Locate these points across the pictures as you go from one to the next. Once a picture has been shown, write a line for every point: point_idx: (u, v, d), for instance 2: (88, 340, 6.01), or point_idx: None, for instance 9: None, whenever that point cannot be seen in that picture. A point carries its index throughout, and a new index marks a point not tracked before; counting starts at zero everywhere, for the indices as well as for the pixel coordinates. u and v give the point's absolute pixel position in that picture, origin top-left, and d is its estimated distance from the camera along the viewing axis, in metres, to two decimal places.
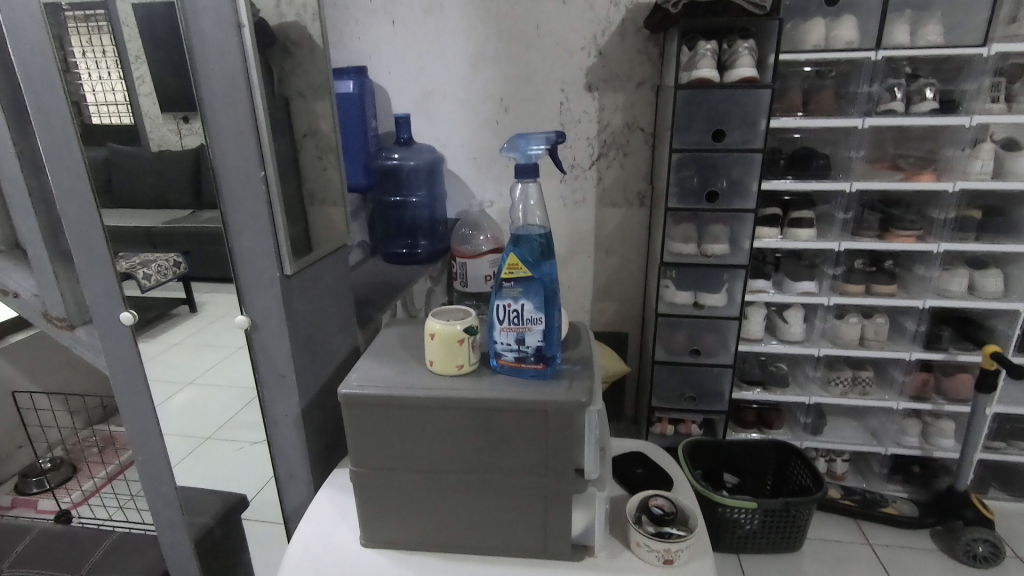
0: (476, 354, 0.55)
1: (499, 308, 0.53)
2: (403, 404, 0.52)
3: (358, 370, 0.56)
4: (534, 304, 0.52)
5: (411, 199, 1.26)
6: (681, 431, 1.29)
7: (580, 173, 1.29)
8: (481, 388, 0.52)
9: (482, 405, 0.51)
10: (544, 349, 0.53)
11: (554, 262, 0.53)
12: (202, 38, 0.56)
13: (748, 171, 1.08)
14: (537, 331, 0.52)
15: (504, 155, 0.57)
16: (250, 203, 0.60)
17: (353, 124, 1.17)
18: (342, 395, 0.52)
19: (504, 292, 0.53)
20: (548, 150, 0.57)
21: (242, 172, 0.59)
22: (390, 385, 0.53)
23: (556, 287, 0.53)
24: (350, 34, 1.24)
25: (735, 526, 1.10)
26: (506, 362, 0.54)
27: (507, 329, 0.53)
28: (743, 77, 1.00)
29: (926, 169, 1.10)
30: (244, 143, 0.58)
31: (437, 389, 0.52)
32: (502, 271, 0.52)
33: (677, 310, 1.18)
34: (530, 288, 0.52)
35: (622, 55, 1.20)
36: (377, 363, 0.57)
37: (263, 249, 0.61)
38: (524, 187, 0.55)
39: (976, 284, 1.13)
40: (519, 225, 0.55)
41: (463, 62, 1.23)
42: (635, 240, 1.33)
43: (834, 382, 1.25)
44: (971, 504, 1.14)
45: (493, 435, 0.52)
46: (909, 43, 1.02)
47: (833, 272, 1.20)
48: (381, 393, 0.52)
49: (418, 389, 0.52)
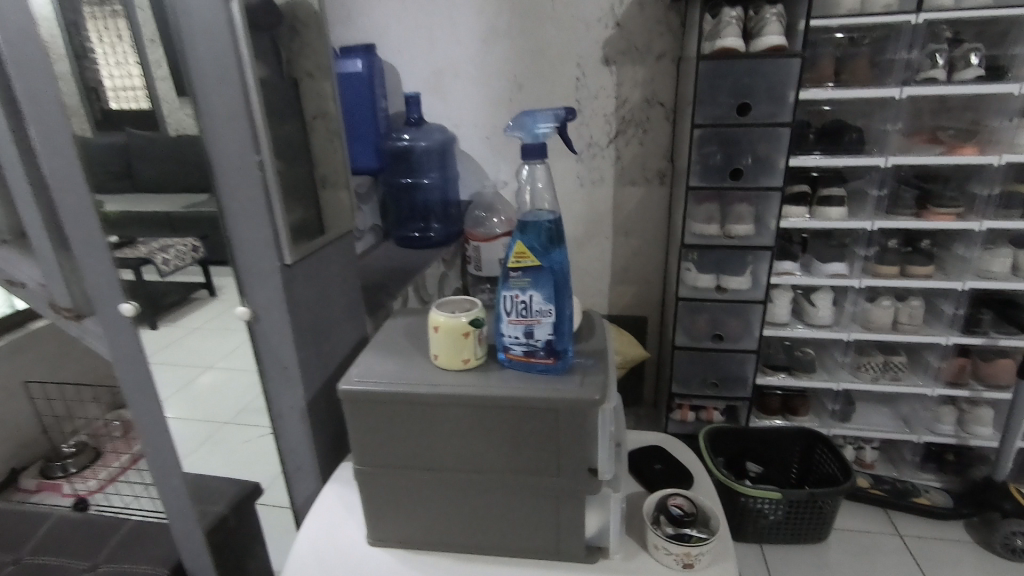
0: (482, 347, 0.52)
1: (505, 299, 0.50)
2: (406, 401, 0.49)
3: (357, 365, 0.53)
4: (543, 296, 0.49)
5: (423, 181, 1.23)
6: (702, 417, 1.26)
7: (598, 151, 1.24)
8: (489, 384, 0.49)
9: (491, 403, 0.48)
10: (555, 342, 0.50)
11: (564, 249, 0.49)
12: (189, 13, 0.52)
13: (775, 146, 1.02)
14: (547, 324, 0.49)
15: (510, 135, 0.53)
16: (245, 190, 0.57)
17: (363, 105, 1.11)
18: (343, 391, 0.50)
19: (511, 282, 0.49)
20: (557, 129, 0.53)
21: (236, 157, 0.56)
22: (393, 380, 0.50)
23: (567, 277, 0.49)
24: (358, 11, 1.20)
25: (758, 517, 1.07)
26: (512, 357, 0.51)
27: (514, 321, 0.50)
28: (770, 46, 0.94)
29: (968, 142, 1.03)
30: (237, 128, 0.55)
31: (442, 384, 0.49)
32: (508, 260, 0.49)
33: (698, 294, 1.14)
34: (539, 278, 0.48)
35: (641, 26, 1.14)
36: (380, 356, 0.54)
37: (261, 238, 0.59)
38: (530, 168, 0.51)
39: (1021, 264, 1.06)
40: (526, 210, 0.51)
41: (475, 37, 1.18)
42: (656, 220, 1.28)
43: (865, 366, 1.19)
44: (1009, 494, 1.08)
45: (503, 433, 0.49)
46: (953, 4, 0.94)
47: (864, 253, 1.12)
48: (383, 390, 0.49)
49: (423, 385, 0.49)
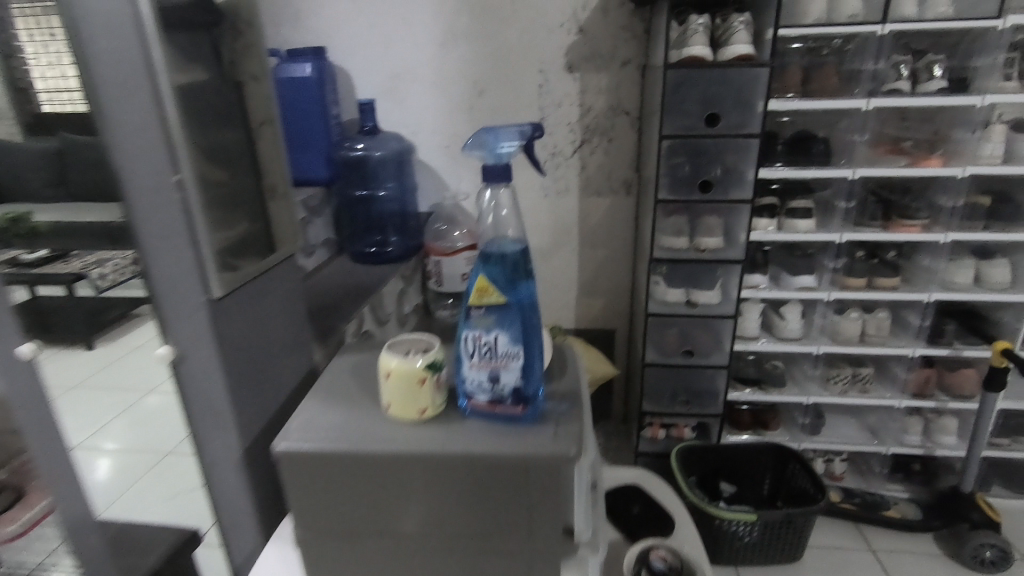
0: (441, 394, 0.46)
1: (466, 340, 0.44)
2: (352, 459, 0.43)
3: (296, 415, 0.46)
4: (509, 337, 0.43)
5: (380, 192, 1.17)
6: (673, 435, 1.21)
7: (563, 161, 1.19)
8: (450, 440, 0.43)
9: (452, 461, 0.42)
10: (523, 389, 0.44)
11: (533, 283, 0.44)
12: (90, 10, 0.45)
13: (743, 156, 0.99)
14: (514, 368, 0.43)
15: (469, 155, 0.48)
16: (161, 214, 0.50)
17: (313, 111, 1.05)
18: (279, 452, 0.43)
19: (473, 321, 0.44)
20: (523, 147, 0.49)
21: (149, 177, 0.49)
22: (337, 436, 0.44)
23: (536, 314, 0.44)
24: (306, 10, 1.12)
25: (734, 538, 1.03)
26: (476, 406, 0.45)
27: (477, 365, 0.44)
28: (738, 55, 0.91)
29: (931, 153, 1.02)
30: (151, 144, 0.48)
31: (395, 441, 0.43)
32: (470, 296, 0.43)
33: (668, 309, 1.10)
34: (504, 316, 0.43)
35: (605, 32, 1.10)
36: (324, 406, 0.48)
37: (183, 268, 0.51)
38: (493, 192, 0.46)
39: (983, 275, 1.07)
40: (489, 238, 0.46)
41: (431, 40, 1.12)
42: (622, 231, 1.24)
43: (834, 379, 1.18)
44: (976, 505, 1.09)
45: (466, 495, 0.43)
46: (917, 15, 0.93)
47: (832, 265, 1.12)
48: (326, 449, 0.43)
49: (373, 442, 0.43)
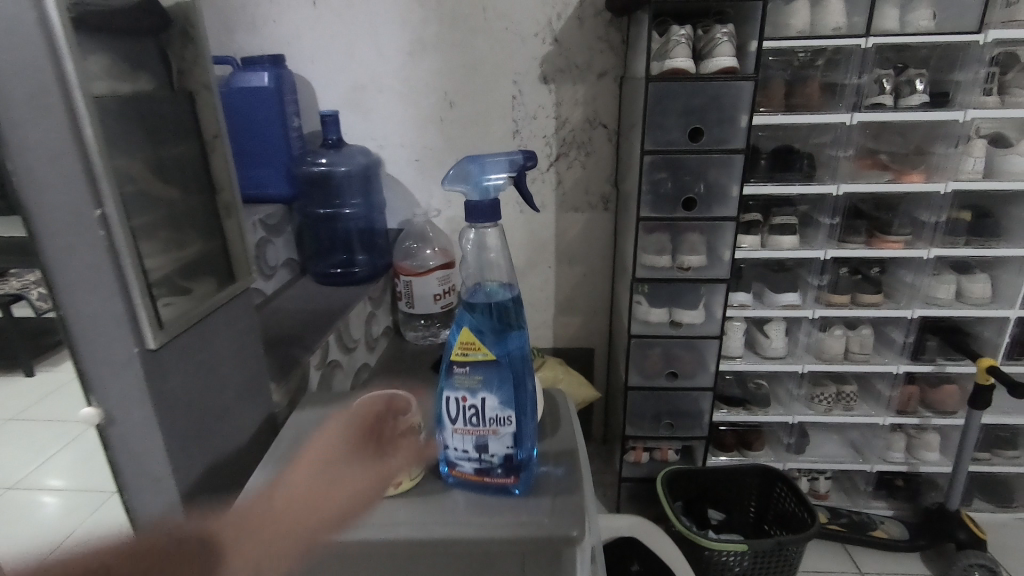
0: (416, 465, 0.47)
1: (450, 401, 0.45)
2: (327, 547, 0.42)
3: (248, 493, 0.46)
4: (498, 400, 0.44)
5: (345, 209, 1.07)
6: (657, 457, 1.17)
7: (538, 175, 1.14)
8: (428, 521, 0.43)
9: (428, 544, 0.42)
10: (514, 456, 0.44)
11: (521, 339, 0.45)
12: None
13: (727, 173, 0.95)
14: (502, 433, 0.44)
15: (453, 187, 0.50)
16: (82, 256, 0.43)
17: (271, 124, 0.98)
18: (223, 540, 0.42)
19: (458, 383, 0.44)
20: (507, 181, 0.50)
21: (67, 212, 0.42)
22: (295, 520, 0.43)
23: (524, 375, 0.45)
24: (261, 16, 1.04)
25: (723, 570, 0.99)
26: (462, 472, 0.45)
27: (461, 429, 0.44)
28: (722, 68, 0.88)
29: (913, 168, 1.01)
30: (66, 174, 0.41)
31: (366, 522, 0.43)
32: (453, 353, 0.44)
33: (650, 330, 1.06)
34: (491, 378, 0.44)
35: (581, 42, 1.05)
36: (286, 484, 0.47)
37: (110, 316, 0.45)
38: (478, 232, 0.49)
39: (964, 290, 1.06)
40: (473, 287, 0.49)
41: (398, 49, 1.05)
42: (601, 248, 1.19)
43: (818, 398, 1.16)
44: (962, 523, 1.08)
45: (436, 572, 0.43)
46: (899, 29, 0.92)
47: (817, 283, 1.09)
48: (281, 536, 0.42)
49: (337, 527, 0.42)
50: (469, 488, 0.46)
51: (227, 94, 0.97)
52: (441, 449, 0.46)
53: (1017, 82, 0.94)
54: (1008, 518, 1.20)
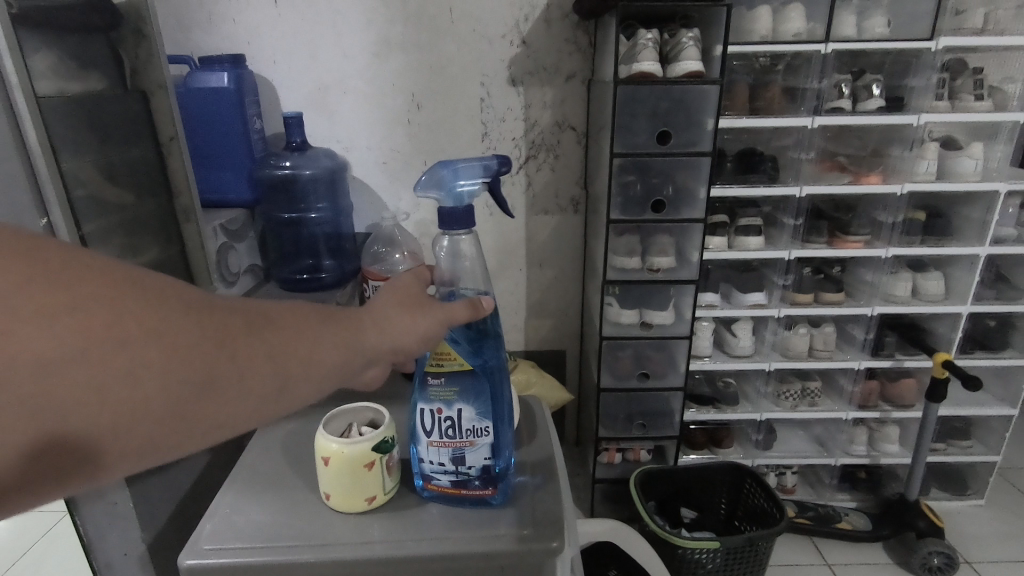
0: (389, 479, 0.44)
1: (425, 412, 0.44)
2: (293, 569, 0.40)
3: (211, 516, 0.43)
4: (475, 410, 0.44)
5: (311, 214, 1.05)
6: (629, 457, 1.18)
7: (507, 178, 1.13)
8: (403, 537, 0.42)
9: (404, 560, 0.41)
10: (492, 467, 0.44)
11: (498, 348, 0.45)
12: None
13: (694, 175, 0.96)
14: (479, 445, 0.44)
15: (426, 192, 0.51)
16: None
17: (231, 127, 0.95)
18: (185, 566, 0.40)
19: (433, 395, 0.44)
20: (482, 184, 0.51)
21: None
22: (264, 542, 0.41)
23: (501, 385, 0.45)
24: (220, 14, 1.01)
25: (696, 567, 1.00)
26: (437, 482, 0.45)
27: (437, 441, 0.44)
28: (688, 71, 0.89)
29: (871, 170, 1.04)
30: None
31: (339, 540, 0.41)
32: (427, 365, 0.43)
33: (622, 331, 1.06)
34: (467, 388, 0.43)
35: (549, 44, 1.05)
36: (250, 504, 0.44)
37: None
38: (452, 239, 0.48)
39: (920, 287, 1.10)
40: (444, 292, 0.49)
41: (363, 50, 1.03)
42: (571, 250, 1.19)
43: (784, 395, 1.18)
44: (922, 513, 1.12)
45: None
46: (856, 35, 0.94)
47: (782, 282, 1.11)
48: (249, 559, 0.40)
49: (309, 546, 0.41)
50: (445, 501, 0.45)
51: (184, 94, 0.93)
52: (415, 461, 0.46)
53: (965, 88, 0.98)
54: (962, 506, 1.25)
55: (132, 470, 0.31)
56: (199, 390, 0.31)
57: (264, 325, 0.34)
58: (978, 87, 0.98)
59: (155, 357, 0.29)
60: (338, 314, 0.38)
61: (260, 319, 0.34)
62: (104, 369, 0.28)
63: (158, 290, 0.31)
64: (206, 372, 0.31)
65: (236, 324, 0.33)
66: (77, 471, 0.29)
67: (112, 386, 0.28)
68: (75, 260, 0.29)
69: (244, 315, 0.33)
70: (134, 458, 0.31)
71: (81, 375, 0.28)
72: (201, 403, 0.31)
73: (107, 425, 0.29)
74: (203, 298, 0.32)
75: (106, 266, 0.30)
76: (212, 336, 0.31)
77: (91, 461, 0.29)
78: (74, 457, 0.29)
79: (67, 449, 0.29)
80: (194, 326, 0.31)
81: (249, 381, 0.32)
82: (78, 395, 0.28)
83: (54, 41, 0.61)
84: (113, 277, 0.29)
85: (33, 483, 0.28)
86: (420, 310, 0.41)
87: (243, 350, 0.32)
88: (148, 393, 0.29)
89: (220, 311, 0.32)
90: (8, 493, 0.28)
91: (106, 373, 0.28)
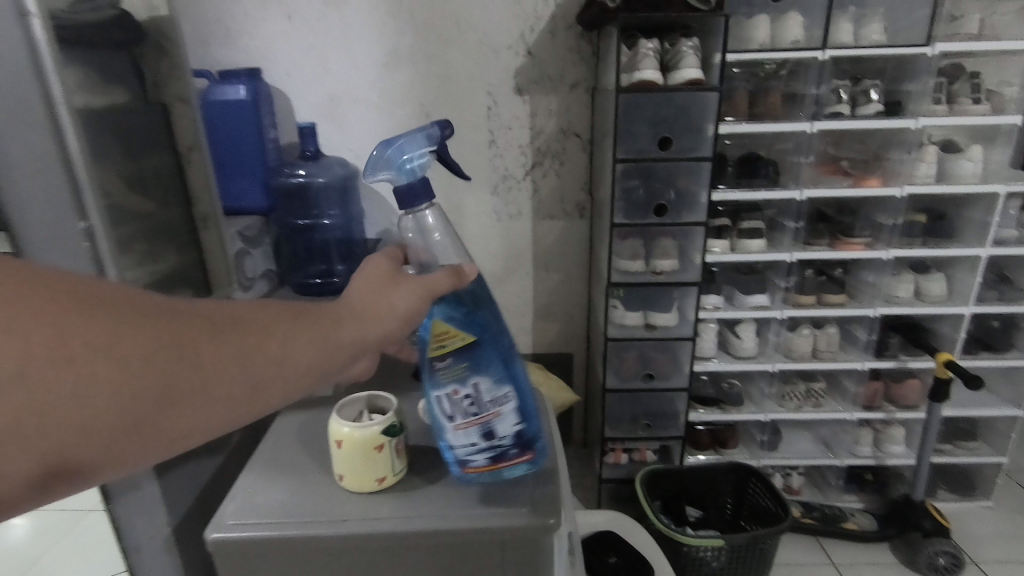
0: (399, 461, 0.47)
1: (442, 397, 0.46)
2: (312, 543, 0.43)
3: (234, 496, 0.46)
4: (490, 379, 0.46)
5: (323, 221, 1.07)
6: (635, 458, 1.19)
7: (514, 184, 1.16)
8: (412, 513, 0.45)
9: (414, 534, 0.44)
10: (523, 430, 0.47)
11: (492, 315, 0.47)
12: None
13: (696, 180, 0.99)
14: (504, 414, 0.46)
15: (378, 177, 0.51)
16: None
17: (247, 136, 0.99)
18: (212, 539, 0.43)
19: (445, 377, 0.46)
20: (429, 152, 0.52)
21: None
22: (283, 518, 0.44)
23: (507, 347, 0.47)
24: (237, 29, 1.05)
25: (701, 565, 1.01)
26: (471, 463, 0.47)
27: (462, 423, 0.46)
28: (688, 79, 0.91)
29: (870, 174, 1.06)
30: None
31: (353, 516, 0.44)
32: (430, 349, 0.45)
33: (626, 333, 1.09)
34: (475, 360, 0.45)
35: (554, 54, 1.08)
36: (271, 485, 0.48)
37: None
38: (416, 217, 0.51)
39: (922, 289, 1.11)
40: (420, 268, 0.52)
41: (374, 62, 1.07)
42: (577, 254, 1.22)
43: (789, 396, 1.19)
44: (928, 513, 1.13)
45: (418, 557, 0.45)
46: (853, 42, 0.97)
47: (784, 284, 1.13)
48: (271, 532, 0.43)
49: (326, 521, 0.44)
50: (488, 478, 0.48)
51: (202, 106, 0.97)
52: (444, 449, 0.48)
53: (963, 92, 1.00)
54: (969, 507, 1.25)
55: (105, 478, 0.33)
56: (161, 400, 0.32)
57: (224, 328, 0.35)
58: (975, 91, 1.00)
59: (111, 372, 0.30)
60: (304, 310, 0.39)
61: (221, 322, 0.35)
62: (56, 389, 0.28)
63: (108, 303, 0.31)
64: (167, 381, 0.32)
65: (195, 329, 0.33)
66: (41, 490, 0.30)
67: (64, 407, 0.29)
68: (17, 280, 0.29)
69: (202, 319, 0.34)
70: (112, 462, 0.32)
71: (32, 397, 0.28)
72: (165, 412, 0.32)
73: (67, 443, 0.29)
74: (159, 306, 0.33)
75: (51, 283, 0.30)
76: (169, 344, 0.32)
77: (54, 478, 0.30)
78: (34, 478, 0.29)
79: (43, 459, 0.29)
80: (150, 335, 0.31)
81: (214, 384, 0.34)
82: (30, 419, 0.28)
83: (85, 58, 0.65)
84: (59, 295, 0.30)
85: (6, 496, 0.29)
86: (395, 293, 0.43)
87: (205, 354, 0.33)
88: (106, 408, 0.30)
89: (177, 318, 0.33)
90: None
91: (57, 393, 0.28)
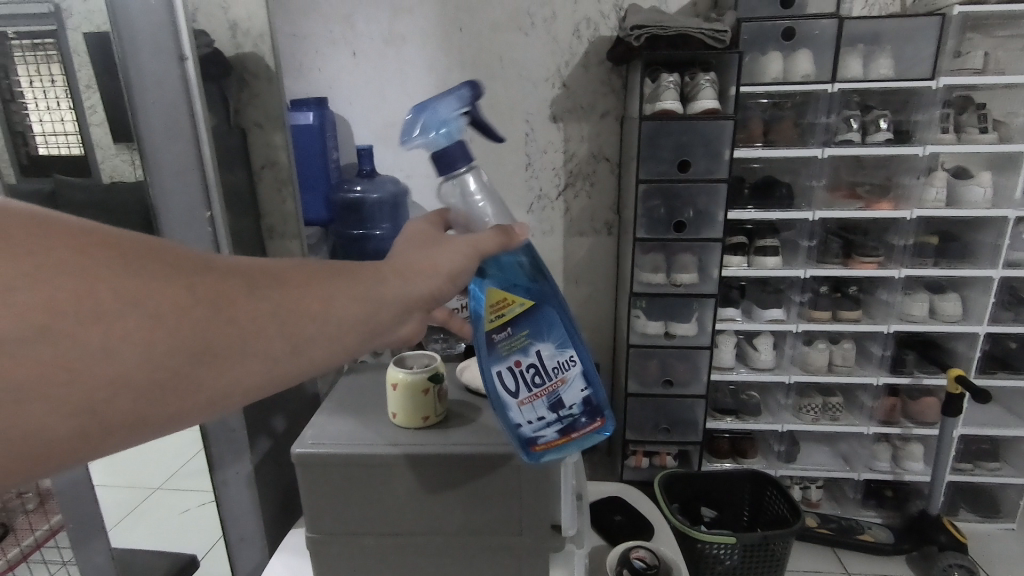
0: (440, 405, 0.58)
1: (507, 374, 0.50)
2: (370, 464, 0.55)
3: (311, 427, 0.58)
4: (551, 346, 0.50)
5: (375, 232, 1.18)
6: (656, 462, 1.26)
7: (547, 203, 1.27)
8: (450, 446, 0.55)
9: (450, 461, 0.54)
10: (588, 397, 0.51)
11: (553, 285, 0.50)
12: (144, 78, 0.71)
13: (713, 200, 1.08)
14: (569, 381, 0.50)
15: (414, 145, 0.46)
16: (187, 189, 0.75)
17: (313, 157, 1.12)
18: (296, 454, 0.54)
19: (508, 349, 0.50)
20: (465, 115, 0.47)
21: (183, 171, 0.75)
22: (348, 443, 0.56)
23: (564, 313, 0.50)
24: (310, 65, 1.21)
25: (714, 563, 1.06)
26: (541, 436, 0.51)
27: (527, 397, 0.50)
28: (705, 109, 1.01)
29: (883, 197, 1.13)
30: (181, 140, 0.74)
31: (402, 444, 0.55)
32: (488, 321, 0.49)
33: (648, 341, 1.17)
34: (534, 327, 0.49)
35: (586, 86, 1.20)
36: (337, 421, 0.59)
37: (203, 238, 0.76)
38: (458, 180, 0.47)
39: (937, 308, 1.16)
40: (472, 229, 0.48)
41: (426, 93, 1.21)
42: (605, 268, 1.31)
43: (806, 409, 1.24)
44: (944, 527, 1.15)
45: (455, 487, 0.55)
46: (862, 75, 1.05)
47: (799, 299, 1.20)
48: (339, 452, 0.55)
49: (382, 446, 0.55)
50: (557, 449, 0.53)
51: None
52: (512, 429, 0.52)
53: (971, 121, 1.06)
54: (993, 528, 1.26)
55: (142, 440, 0.30)
56: (195, 357, 0.29)
57: (260, 283, 0.32)
58: (982, 121, 1.06)
59: (145, 322, 0.27)
60: (342, 268, 0.36)
61: (260, 278, 0.32)
62: (85, 344, 0.25)
63: (136, 251, 0.28)
64: (202, 337, 0.29)
65: (234, 282, 0.31)
66: (68, 452, 0.27)
67: (100, 363, 0.26)
68: (31, 225, 0.26)
69: (235, 272, 0.31)
70: (151, 424, 0.29)
71: (56, 351, 0.25)
72: (205, 368, 0.29)
73: (102, 404, 0.27)
74: (187, 255, 0.30)
75: (69, 230, 0.26)
76: (202, 299, 0.29)
77: (91, 442, 0.27)
78: (62, 440, 0.26)
79: (77, 423, 0.26)
80: (185, 286, 0.28)
81: (252, 341, 0.31)
82: (60, 372, 0.25)
83: None
84: (80, 244, 0.26)
85: (40, 460, 0.26)
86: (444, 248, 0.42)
87: (241, 309, 0.30)
88: (137, 366, 0.27)
89: (207, 268, 0.30)
90: (31, 467, 0.26)
91: (82, 350, 0.25)
